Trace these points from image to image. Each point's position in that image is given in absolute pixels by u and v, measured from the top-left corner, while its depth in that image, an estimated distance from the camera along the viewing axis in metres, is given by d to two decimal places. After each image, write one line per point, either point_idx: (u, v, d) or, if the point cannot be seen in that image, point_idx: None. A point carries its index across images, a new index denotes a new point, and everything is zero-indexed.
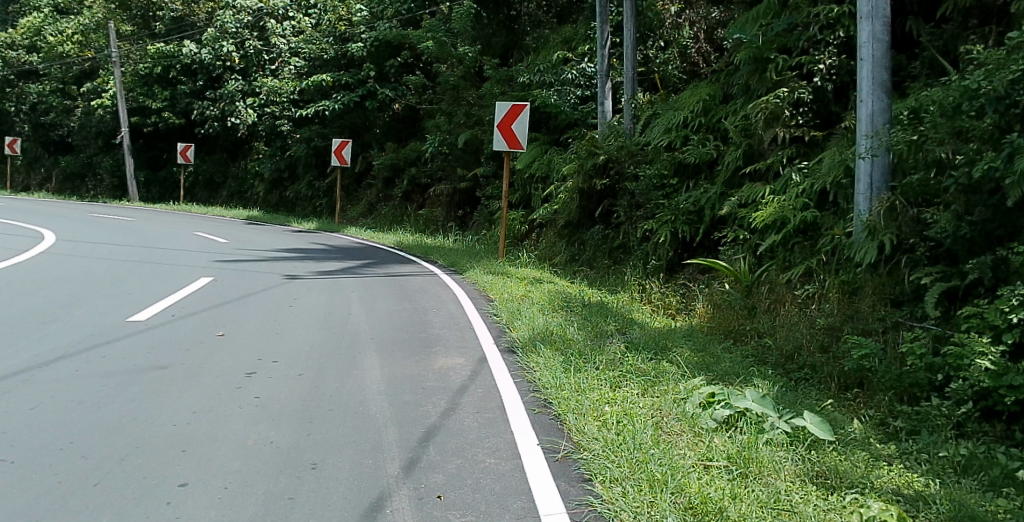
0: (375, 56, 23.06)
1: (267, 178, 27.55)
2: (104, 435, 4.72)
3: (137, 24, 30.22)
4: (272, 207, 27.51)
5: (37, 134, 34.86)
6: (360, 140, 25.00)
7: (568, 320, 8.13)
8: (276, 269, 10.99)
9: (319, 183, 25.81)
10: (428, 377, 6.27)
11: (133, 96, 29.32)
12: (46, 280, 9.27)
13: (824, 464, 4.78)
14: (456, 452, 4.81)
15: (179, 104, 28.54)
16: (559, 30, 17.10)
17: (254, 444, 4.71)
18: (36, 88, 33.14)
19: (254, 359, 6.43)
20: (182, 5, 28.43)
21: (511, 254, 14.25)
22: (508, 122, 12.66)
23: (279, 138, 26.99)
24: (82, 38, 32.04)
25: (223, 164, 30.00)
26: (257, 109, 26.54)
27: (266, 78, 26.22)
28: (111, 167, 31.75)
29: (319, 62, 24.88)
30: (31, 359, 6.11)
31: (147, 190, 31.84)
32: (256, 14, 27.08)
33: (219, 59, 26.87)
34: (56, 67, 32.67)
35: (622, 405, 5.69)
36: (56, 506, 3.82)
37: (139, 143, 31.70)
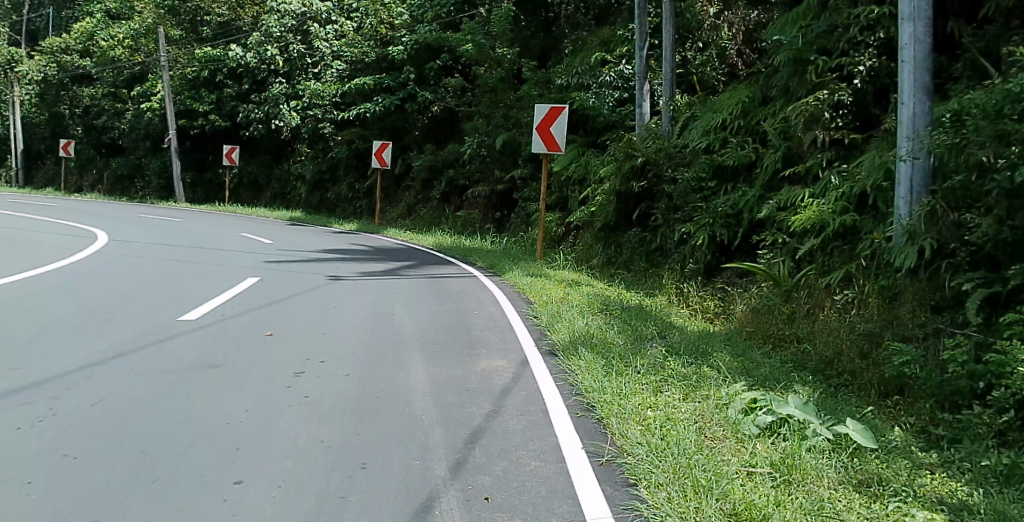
0: (415, 59, 23.30)
1: (309, 180, 27.81)
2: (161, 432, 4.81)
3: (185, 29, 30.79)
4: (313, 208, 27.82)
5: (90, 136, 35.89)
6: (399, 143, 25.15)
7: (608, 323, 8.10)
8: (320, 269, 11.08)
9: (359, 184, 25.96)
10: (471, 378, 6.29)
11: (181, 99, 29.94)
12: (98, 279, 9.45)
13: (868, 473, 4.69)
14: (502, 454, 4.83)
15: (225, 108, 29.04)
16: (597, 33, 16.96)
17: (305, 443, 4.77)
18: (90, 92, 33.99)
19: (302, 358, 6.50)
20: (229, 11, 29.09)
21: (549, 257, 14.26)
22: (546, 124, 12.64)
23: (320, 140, 27.29)
24: (132, 43, 32.89)
25: (267, 166, 30.20)
26: (301, 112, 26.75)
27: (309, 81, 26.72)
28: (158, 169, 32.33)
29: (361, 65, 25.27)
30: (90, 357, 6.25)
31: (193, 191, 32.43)
32: (300, 18, 27.28)
33: (264, 63, 27.31)
34: (109, 71, 33.39)
35: (665, 409, 5.67)
36: (118, 500, 3.90)
37: (187, 145, 32.38)
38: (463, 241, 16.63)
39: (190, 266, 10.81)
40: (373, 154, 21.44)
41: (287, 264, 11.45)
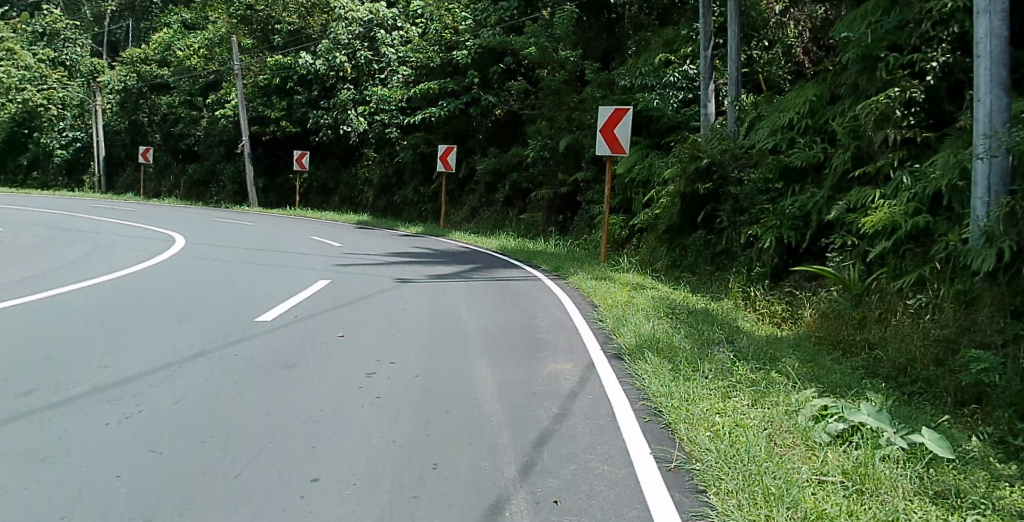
0: (478, 63, 23.61)
1: (376, 185, 28.17)
2: (240, 430, 4.96)
3: (257, 38, 31.70)
4: (380, 212, 28.16)
5: (168, 143, 37.08)
6: (464, 147, 25.32)
7: (674, 328, 7.97)
8: (387, 272, 11.22)
9: (425, 188, 26.21)
10: (538, 381, 6.29)
11: (254, 106, 30.76)
12: (178, 281, 9.78)
13: (945, 484, 4.49)
14: (570, 458, 4.80)
15: (296, 113, 29.77)
16: (661, 33, 16.71)
17: (378, 443, 4.86)
18: (168, 100, 35.21)
19: (374, 359, 6.61)
20: (298, 18, 29.99)
21: (613, 260, 14.15)
22: (610, 126, 12.54)
23: (387, 145, 27.74)
24: (207, 52, 33.92)
25: (335, 170, 30.81)
26: (368, 117, 27.57)
27: (376, 87, 27.16)
28: (232, 174, 33.30)
29: (426, 69, 25.45)
30: (172, 356, 6.47)
31: (265, 195, 33.25)
32: (367, 25, 27.77)
33: (333, 70, 28.00)
34: (185, 80, 34.72)
35: (733, 415, 5.55)
36: (200, 496, 4.04)
37: (259, 151, 33.34)
38: (526, 244, 16.64)
39: (263, 269, 11.09)
40: (439, 158, 21.64)
41: (355, 266, 11.64)
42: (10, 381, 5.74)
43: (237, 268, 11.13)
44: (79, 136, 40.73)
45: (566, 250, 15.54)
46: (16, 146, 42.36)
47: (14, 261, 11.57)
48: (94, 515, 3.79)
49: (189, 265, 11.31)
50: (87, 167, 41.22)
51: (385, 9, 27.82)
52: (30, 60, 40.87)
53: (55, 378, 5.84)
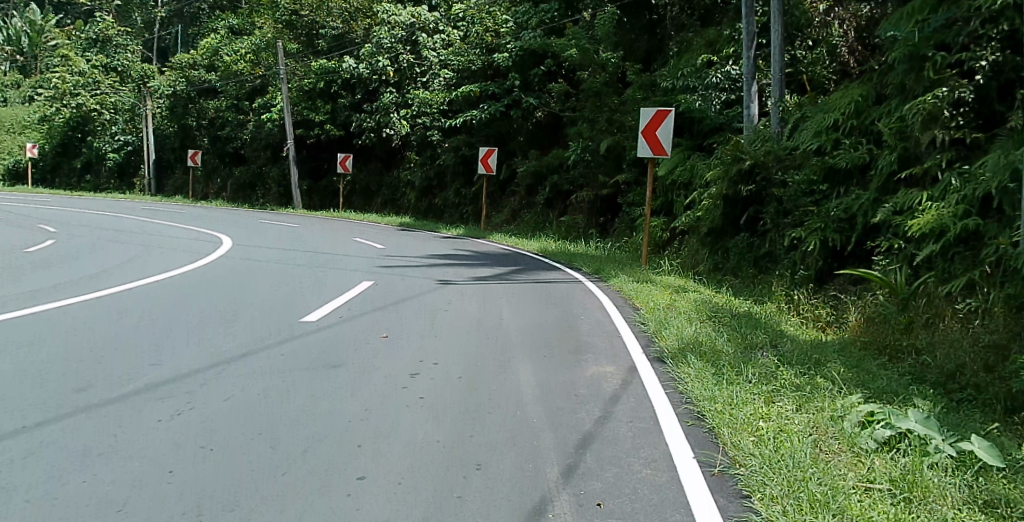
0: (519, 65, 23.56)
1: (417, 187, 28.34)
2: (287, 429, 5.04)
3: (302, 42, 32.32)
4: (422, 214, 28.35)
5: (215, 147, 37.79)
6: (504, 149, 25.44)
7: (717, 331, 7.88)
8: (429, 274, 11.28)
9: (466, 190, 26.30)
10: (579, 384, 6.26)
11: (298, 110, 31.15)
12: (225, 281, 9.97)
13: (997, 493, 4.34)
14: (613, 461, 4.77)
15: (340, 116, 30.20)
16: (703, 33, 16.31)
17: (422, 443, 4.89)
18: (216, 104, 35.96)
19: (417, 360, 6.66)
20: (342, 23, 30.47)
21: (654, 262, 14.06)
22: (651, 129, 12.45)
23: (428, 147, 27.95)
24: (254, 57, 34.54)
25: (377, 172, 31.12)
26: (410, 120, 27.44)
27: (418, 90, 27.30)
28: (278, 177, 33.88)
29: (467, 72, 25.60)
30: (221, 355, 6.59)
31: (309, 197, 33.75)
32: (409, 29, 27.73)
33: (376, 74, 27.90)
34: (231, 84, 35.16)
35: (778, 420, 5.46)
36: (249, 492, 4.10)
37: (303, 154, 33.83)
38: (567, 246, 16.72)
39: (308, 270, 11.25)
40: (479, 161, 21.66)
41: (397, 268, 11.74)
42: (65, 378, 5.88)
43: (281, 270, 11.28)
44: (129, 140, 41.34)
45: (607, 253, 15.47)
46: (72, 151, 44.38)
47: (67, 262, 11.89)
48: (149, 509, 3.87)
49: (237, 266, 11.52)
50: (137, 169, 41.95)
51: (427, 13, 28.08)
52: (84, 66, 42.10)
53: (110, 375, 5.99)
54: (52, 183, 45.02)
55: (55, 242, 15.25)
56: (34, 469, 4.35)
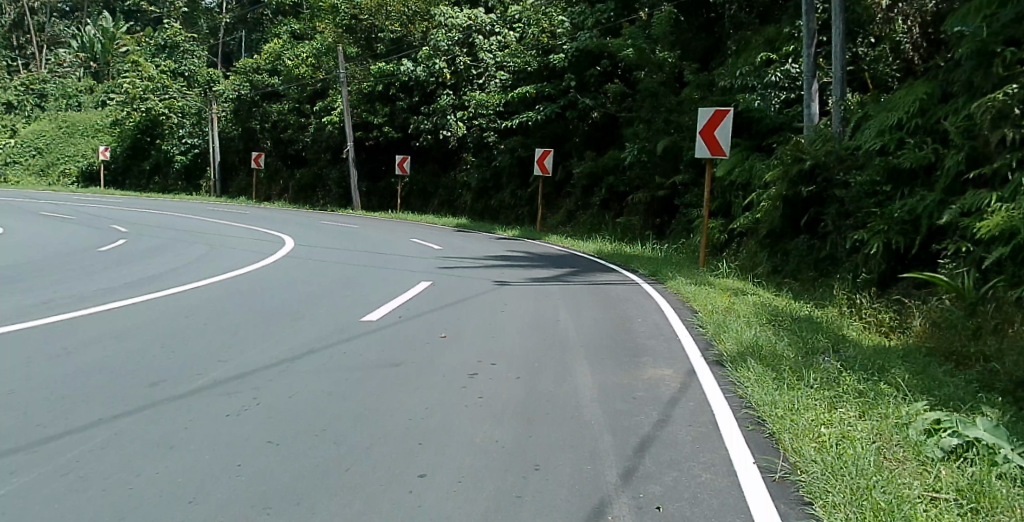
0: (576, 66, 23.55)
1: (473, 189, 28.69)
2: (350, 426, 5.12)
3: (362, 46, 32.72)
4: (478, 215, 28.64)
5: (278, 149, 38.66)
6: (560, 151, 25.44)
7: (777, 335, 7.73)
8: (487, 275, 11.34)
9: (522, 192, 26.55)
10: (637, 387, 6.21)
11: (358, 113, 31.63)
12: (289, 281, 10.16)
13: None
14: (672, 465, 4.71)
15: (398, 119, 30.63)
16: (762, 32, 16.11)
17: (481, 442, 4.93)
18: (279, 108, 36.81)
19: (475, 360, 6.70)
20: (400, 26, 30.88)
21: (712, 264, 13.87)
22: (709, 128, 12.28)
23: (485, 149, 28.15)
24: (315, 61, 35.15)
25: (434, 175, 31.41)
26: (467, 121, 27.79)
27: (474, 92, 27.45)
28: (337, 179, 34.53)
29: (523, 74, 25.63)
30: (285, 352, 6.73)
31: (369, 199, 34.31)
32: (466, 31, 27.91)
33: (433, 76, 28.41)
34: (294, 88, 36.01)
35: (840, 427, 5.31)
36: (313, 486, 4.18)
37: (362, 156, 34.45)
38: (623, 247, 16.59)
39: (368, 271, 11.40)
40: (536, 161, 21.69)
41: (456, 269, 11.82)
42: (138, 373, 6.08)
43: (343, 270, 11.47)
44: (196, 142, 42.58)
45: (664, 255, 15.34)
46: (141, 153, 45.69)
47: (135, 261, 12.28)
48: (219, 500, 3.97)
49: (300, 266, 11.75)
50: (204, 171, 43.17)
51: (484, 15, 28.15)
52: (153, 71, 43.49)
53: (179, 370, 6.17)
54: (122, 184, 46.33)
55: (125, 242, 15.79)
56: (110, 459, 4.51)
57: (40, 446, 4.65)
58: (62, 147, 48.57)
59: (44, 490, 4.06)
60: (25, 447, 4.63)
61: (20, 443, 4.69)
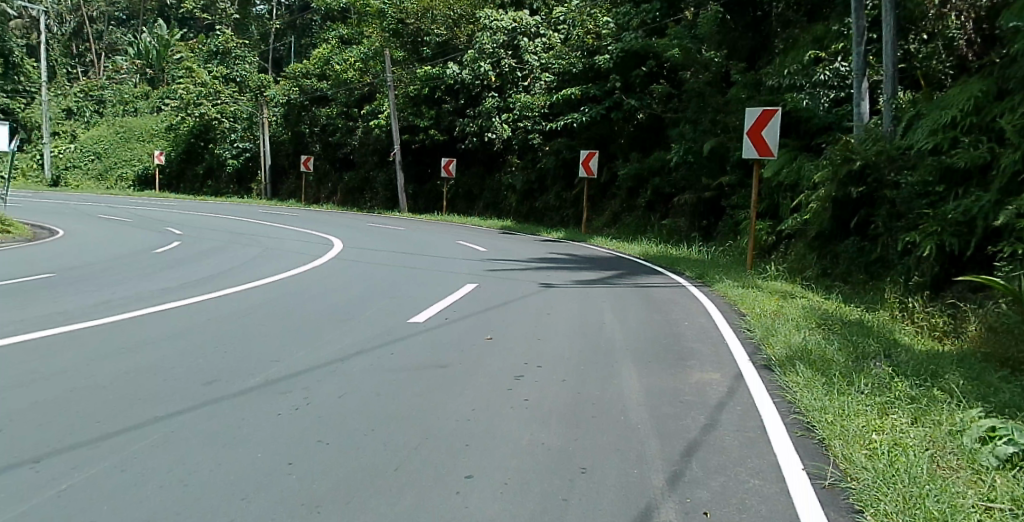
0: (621, 67, 23.28)
1: (518, 190, 28.84)
2: (397, 427, 5.19)
3: (408, 50, 32.87)
4: (523, 217, 28.80)
5: (327, 153, 39.28)
6: (605, 152, 25.60)
7: (828, 339, 7.60)
8: (534, 277, 11.38)
9: (566, 194, 26.83)
10: (684, 391, 6.17)
11: (404, 116, 32.23)
12: (339, 283, 10.32)
13: None
14: (720, 470, 4.67)
15: (444, 121, 30.97)
16: (810, 29, 15.83)
17: (528, 445, 4.95)
18: (327, 112, 37.46)
19: (521, 362, 6.72)
20: (445, 30, 31.14)
21: (760, 266, 13.69)
22: (757, 128, 12.13)
23: (529, 151, 28.40)
24: (363, 66, 35.62)
25: (480, 177, 31.61)
26: (512, 123, 27.85)
27: (519, 94, 27.40)
28: (385, 183, 35.01)
29: (568, 76, 25.33)
30: (335, 353, 6.84)
31: (415, 201, 34.51)
32: (511, 33, 27.49)
33: (478, 79, 28.58)
34: (341, 92, 36.57)
35: (892, 434, 5.20)
36: (361, 486, 4.25)
37: (408, 159, 34.52)
38: (669, 249, 16.51)
39: (417, 273, 11.51)
40: (580, 163, 21.67)
41: (503, 271, 11.88)
42: (193, 372, 6.24)
43: (392, 272, 11.61)
44: (247, 147, 42.99)
45: (710, 257, 15.17)
46: (195, 157, 46.87)
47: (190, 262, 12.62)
48: (271, 498, 4.06)
49: (349, 268, 11.92)
50: (255, 175, 44.09)
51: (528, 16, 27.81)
52: (207, 78, 44.51)
53: (233, 370, 6.32)
54: (176, 188, 47.56)
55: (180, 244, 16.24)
56: (167, 455, 4.64)
57: (102, 441, 4.81)
58: (119, 152, 50.02)
59: (104, 484, 4.19)
60: (87, 442, 4.79)
61: (83, 438, 4.85)
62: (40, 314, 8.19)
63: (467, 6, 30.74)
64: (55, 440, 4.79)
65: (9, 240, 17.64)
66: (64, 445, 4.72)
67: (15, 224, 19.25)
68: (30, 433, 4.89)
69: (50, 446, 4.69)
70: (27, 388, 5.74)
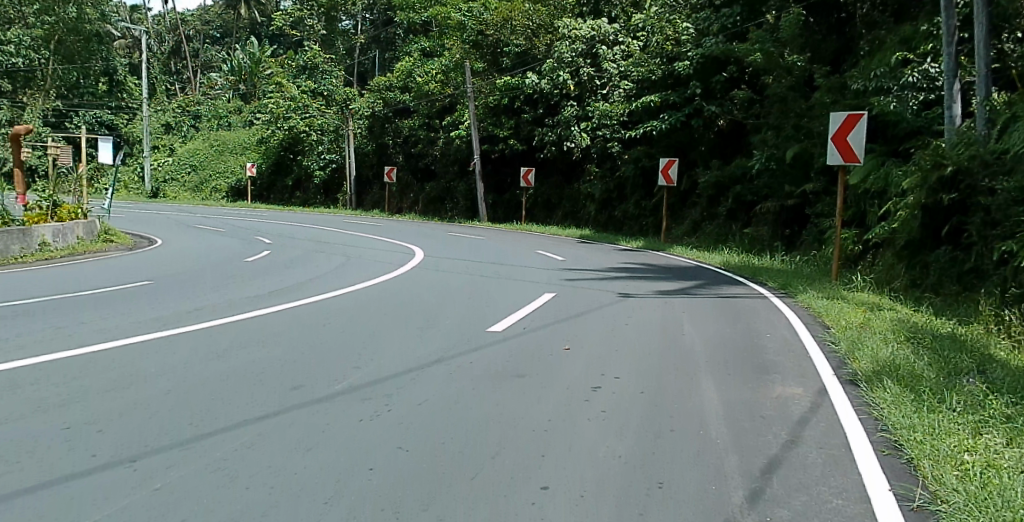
0: (700, 73, 22.99)
1: (597, 199, 28.82)
2: (474, 435, 5.32)
3: (488, 61, 33.30)
4: (601, 226, 28.75)
5: (409, 164, 40.14)
6: (685, 159, 25.27)
7: (918, 354, 7.35)
8: (613, 287, 11.37)
9: (645, 202, 26.61)
10: (766, 405, 6.09)
11: (484, 126, 32.70)
12: (421, 291, 10.57)
13: None
14: (802, 488, 4.60)
15: (523, 131, 31.32)
16: (898, 30, 15.28)
17: (604, 457, 5.00)
18: (409, 123, 38.39)
19: (598, 373, 6.76)
20: (524, 40, 31.15)
21: (845, 277, 13.30)
22: (842, 133, 11.79)
23: (609, 159, 28.27)
24: (444, 78, 36.36)
25: (558, 187, 31.64)
26: (590, 132, 27.71)
27: (598, 102, 27.27)
28: (465, 192, 35.52)
29: (647, 83, 25.10)
30: (415, 360, 7.03)
31: (494, 210, 34.93)
32: (589, 42, 27.48)
33: (557, 88, 28.33)
34: (423, 103, 37.37)
35: (986, 454, 4.99)
36: (439, 493, 4.37)
37: (489, 169, 35.09)
38: (750, 259, 16.21)
39: (497, 282, 11.65)
40: (660, 172, 21.42)
41: (582, 281, 11.90)
42: (281, 377, 6.54)
43: (473, 281, 11.80)
44: (333, 158, 44.48)
45: (793, 268, 14.80)
46: (284, 169, 48.58)
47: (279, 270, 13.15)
48: (353, 501, 4.22)
49: (430, 277, 12.16)
50: (341, 186, 45.38)
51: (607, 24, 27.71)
52: (296, 92, 45.70)
53: (317, 375, 6.58)
54: (266, 199, 49.41)
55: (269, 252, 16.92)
56: (254, 457, 4.89)
57: (194, 442, 5.10)
58: (214, 165, 52.43)
59: (198, 483, 4.45)
60: (181, 442, 5.08)
61: (177, 439, 5.16)
62: (140, 319, 8.68)
63: (546, 16, 30.77)
64: (151, 440, 5.10)
65: (113, 248, 18.82)
66: (161, 445, 5.03)
67: (118, 234, 20.71)
68: (129, 433, 5.23)
69: (148, 446, 5.00)
70: (128, 390, 6.12)
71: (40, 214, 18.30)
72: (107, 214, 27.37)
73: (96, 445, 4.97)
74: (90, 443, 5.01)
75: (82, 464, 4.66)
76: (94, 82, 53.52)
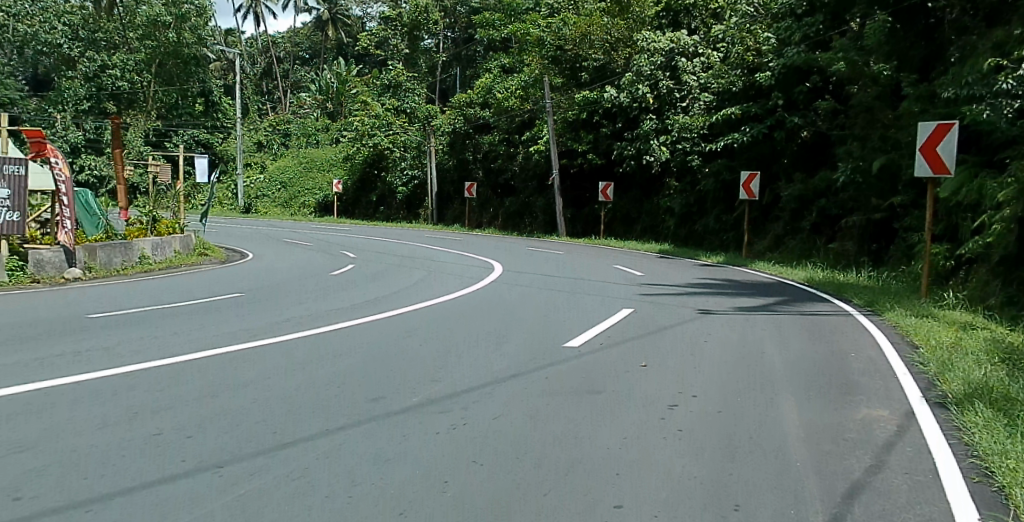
0: (782, 84, 22.66)
1: (677, 214, 28.52)
2: (547, 451, 5.43)
3: (566, 76, 33.31)
4: (682, 241, 28.47)
5: (489, 179, 40.66)
6: (768, 172, 24.55)
7: (1015, 376, 7.05)
8: (691, 303, 11.28)
9: (727, 217, 26.17)
10: (849, 428, 5.99)
11: (563, 141, 32.73)
12: (500, 306, 10.75)
13: None
14: (883, 514, 4.49)
15: (601, 145, 31.38)
16: (990, 35, 14.57)
17: (677, 476, 5.03)
18: (489, 139, 38.91)
19: (675, 391, 6.78)
20: (603, 54, 31.24)
21: (936, 294, 12.89)
22: (930, 144, 11.37)
23: (688, 173, 27.99)
24: (524, 93, 36.25)
25: (638, 201, 31.64)
26: (670, 145, 27.39)
27: (678, 115, 27.02)
28: (545, 207, 35.78)
29: (727, 94, 24.70)
30: (491, 374, 7.20)
31: (573, 225, 35.04)
32: (668, 55, 27.19)
33: (636, 102, 28.20)
34: (503, 119, 37.75)
35: None
36: (513, 506, 4.50)
37: (567, 184, 35.16)
38: (835, 275, 15.80)
39: (574, 296, 11.74)
40: (741, 187, 20.90)
41: (660, 297, 11.87)
42: (361, 389, 6.81)
43: (550, 295, 11.93)
44: (416, 174, 45.00)
45: (881, 284, 14.33)
46: (368, 185, 49.92)
47: (360, 284, 13.57)
48: (429, 511, 4.39)
49: (507, 291, 12.34)
50: (423, 202, 46.16)
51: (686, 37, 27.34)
52: (380, 111, 47.12)
53: (396, 388, 6.82)
54: (352, 214, 50.80)
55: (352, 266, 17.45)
56: (336, 466, 5.12)
57: (279, 450, 5.38)
58: (302, 182, 54.28)
59: (284, 489, 4.72)
60: (265, 450, 5.37)
61: (261, 447, 5.45)
62: (228, 330, 9.13)
63: (624, 29, 30.77)
64: (238, 448, 5.41)
65: (206, 261, 19.79)
66: (247, 452, 5.33)
67: (212, 248, 21.84)
68: (218, 439, 5.56)
69: (237, 452, 5.32)
70: (218, 398, 6.50)
71: (140, 229, 19.52)
72: (204, 231, 28.84)
73: (187, 451, 5.31)
74: (182, 449, 5.36)
75: (173, 469, 4.98)
76: (191, 103, 55.88)
